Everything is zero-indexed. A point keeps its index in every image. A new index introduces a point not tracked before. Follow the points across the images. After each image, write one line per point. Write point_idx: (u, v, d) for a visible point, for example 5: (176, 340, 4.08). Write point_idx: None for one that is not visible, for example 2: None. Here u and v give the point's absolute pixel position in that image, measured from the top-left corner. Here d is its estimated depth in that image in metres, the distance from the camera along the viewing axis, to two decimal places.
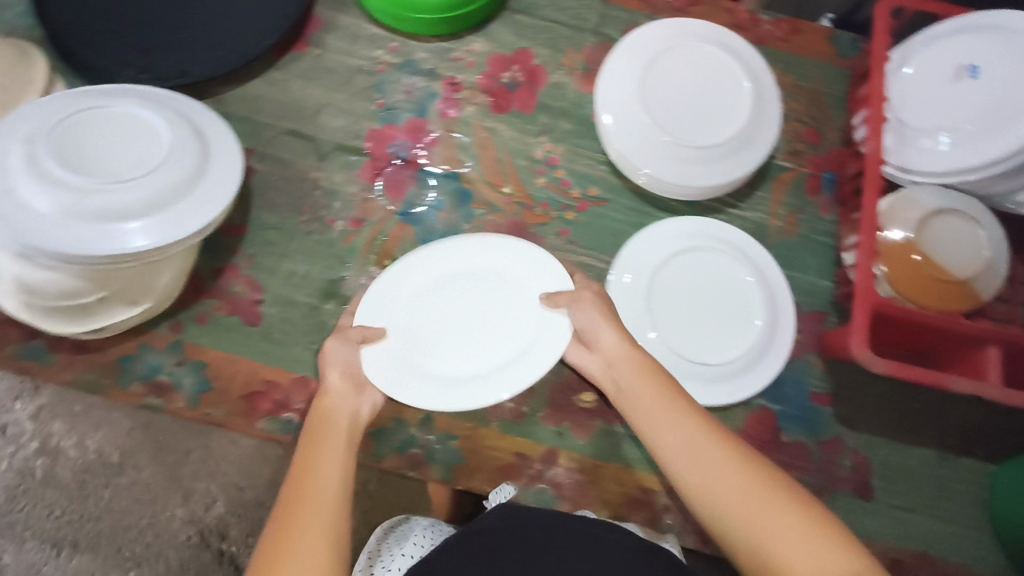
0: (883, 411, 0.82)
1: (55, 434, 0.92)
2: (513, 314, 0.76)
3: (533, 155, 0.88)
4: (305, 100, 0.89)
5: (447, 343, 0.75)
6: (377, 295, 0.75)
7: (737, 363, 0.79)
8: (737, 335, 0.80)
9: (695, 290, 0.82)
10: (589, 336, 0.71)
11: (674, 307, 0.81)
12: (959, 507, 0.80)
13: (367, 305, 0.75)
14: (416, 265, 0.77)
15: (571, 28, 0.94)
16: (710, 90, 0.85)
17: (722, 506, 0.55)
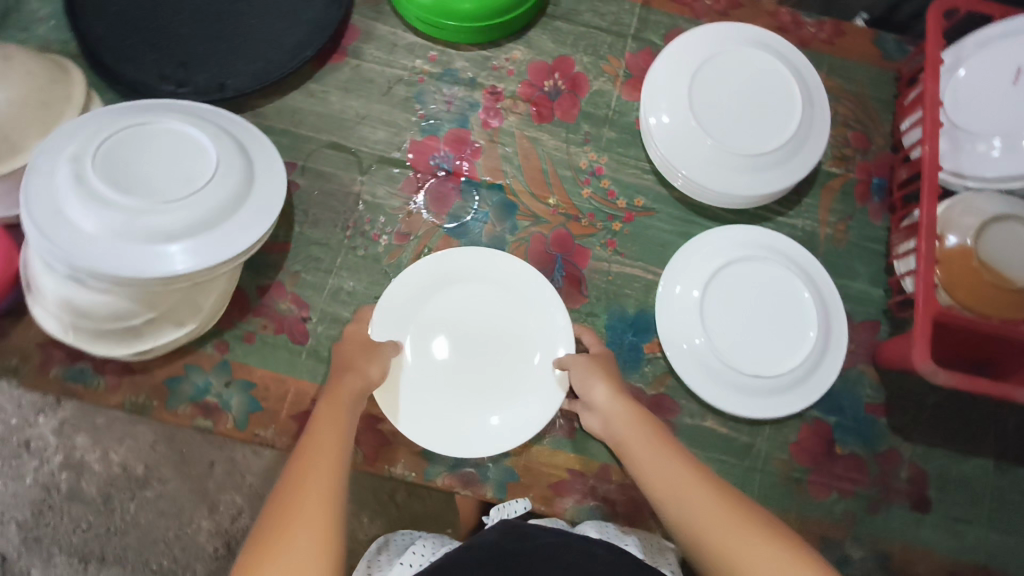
0: (939, 422, 0.81)
1: (78, 448, 0.99)
2: (522, 350, 0.78)
3: (577, 165, 0.87)
4: (344, 112, 0.87)
5: (447, 373, 0.76)
6: (395, 307, 0.77)
7: (795, 372, 0.77)
8: (791, 344, 0.79)
9: (748, 298, 0.80)
10: (585, 395, 0.73)
11: (725, 314, 0.79)
12: (1018, 518, 0.79)
13: (382, 321, 0.76)
14: (436, 283, 0.78)
15: (611, 35, 0.93)
16: (757, 95, 0.83)
17: (685, 511, 0.59)
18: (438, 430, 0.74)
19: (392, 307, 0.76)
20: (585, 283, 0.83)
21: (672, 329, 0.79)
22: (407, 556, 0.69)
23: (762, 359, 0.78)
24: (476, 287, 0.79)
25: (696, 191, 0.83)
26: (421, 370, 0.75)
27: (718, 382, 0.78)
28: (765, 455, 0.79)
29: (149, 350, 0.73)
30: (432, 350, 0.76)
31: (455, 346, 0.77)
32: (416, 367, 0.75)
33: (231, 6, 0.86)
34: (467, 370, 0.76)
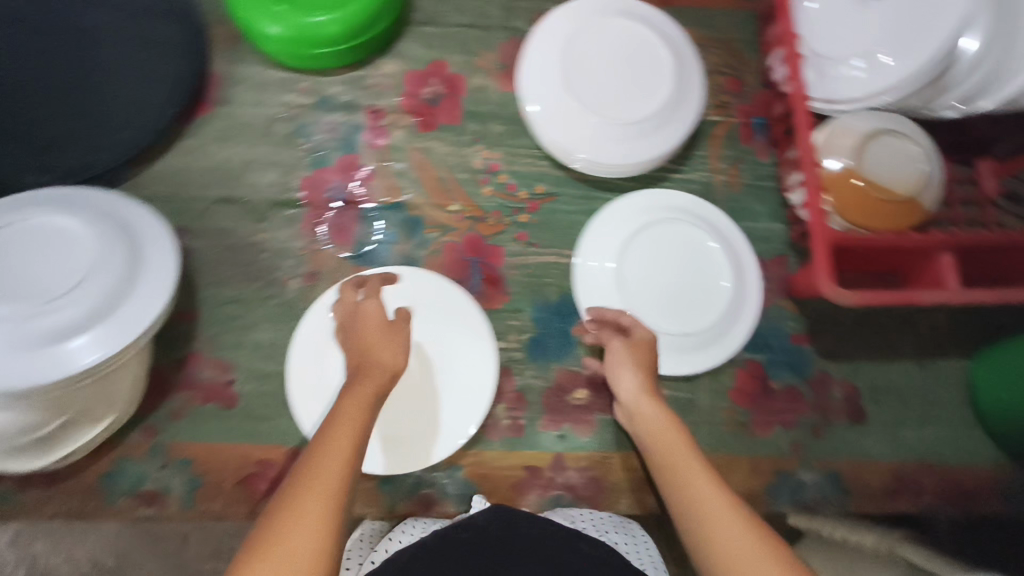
0: (858, 335, 0.86)
1: (40, 555, 0.75)
2: (447, 359, 0.78)
3: (472, 166, 0.87)
4: (227, 161, 0.84)
5: (372, 393, 0.76)
6: (314, 334, 0.76)
7: (717, 325, 0.80)
8: (709, 299, 0.81)
9: (663, 259, 0.82)
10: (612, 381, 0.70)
11: (639, 276, 0.81)
12: (945, 408, 0.85)
13: (301, 349, 0.76)
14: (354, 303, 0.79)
15: (479, 29, 0.92)
16: (629, 63, 0.84)
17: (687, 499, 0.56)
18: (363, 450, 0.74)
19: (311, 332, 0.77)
20: (505, 282, 0.83)
21: (588, 295, 0.81)
22: (393, 534, 0.69)
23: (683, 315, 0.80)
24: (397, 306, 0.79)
25: (590, 166, 0.85)
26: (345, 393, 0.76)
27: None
28: (708, 407, 0.83)
29: (72, 452, 0.71)
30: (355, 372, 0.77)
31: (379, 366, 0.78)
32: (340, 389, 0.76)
33: (80, 74, 0.80)
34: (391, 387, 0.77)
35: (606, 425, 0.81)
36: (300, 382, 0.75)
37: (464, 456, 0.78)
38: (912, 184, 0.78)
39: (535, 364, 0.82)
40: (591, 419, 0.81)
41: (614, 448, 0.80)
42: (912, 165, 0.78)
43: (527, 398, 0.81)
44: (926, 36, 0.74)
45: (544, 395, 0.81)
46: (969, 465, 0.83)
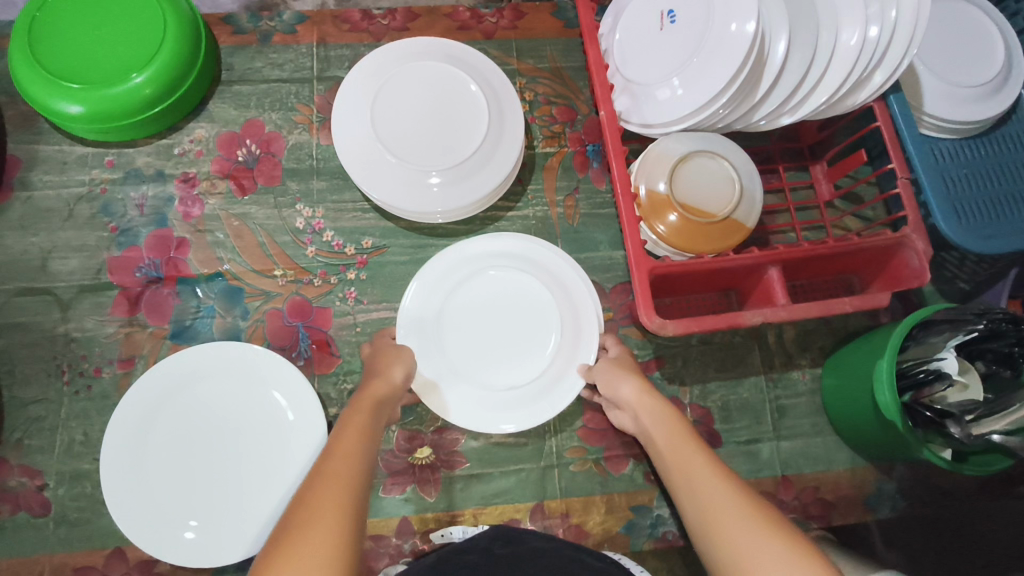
0: (707, 356, 0.84)
1: None
2: (274, 446, 0.74)
3: (294, 227, 0.84)
4: (27, 252, 0.80)
5: (189, 481, 0.72)
6: (127, 427, 0.72)
7: (547, 373, 0.77)
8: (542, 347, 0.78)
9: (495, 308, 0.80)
10: (614, 395, 0.71)
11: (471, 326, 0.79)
12: (801, 420, 0.84)
13: (112, 445, 0.71)
14: (172, 390, 0.74)
15: (295, 83, 0.90)
16: (442, 106, 0.83)
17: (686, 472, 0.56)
18: (170, 545, 0.69)
19: (123, 420, 0.72)
20: (335, 343, 0.81)
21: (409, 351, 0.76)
22: None
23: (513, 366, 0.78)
24: (222, 386, 0.75)
25: (414, 212, 0.81)
26: (160, 482, 0.72)
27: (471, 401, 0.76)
28: (557, 449, 0.80)
29: None
30: (174, 459, 0.73)
31: (200, 450, 0.73)
32: (155, 480, 0.72)
33: None
34: (212, 477, 0.73)
35: (450, 483, 0.78)
36: (111, 483, 0.70)
37: None
38: (730, 202, 0.78)
39: None
40: (436, 478, 0.78)
41: (462, 505, 0.77)
42: (728, 184, 0.78)
43: None
44: (721, 54, 0.74)
45: (383, 457, 0.78)
46: (830, 475, 0.82)
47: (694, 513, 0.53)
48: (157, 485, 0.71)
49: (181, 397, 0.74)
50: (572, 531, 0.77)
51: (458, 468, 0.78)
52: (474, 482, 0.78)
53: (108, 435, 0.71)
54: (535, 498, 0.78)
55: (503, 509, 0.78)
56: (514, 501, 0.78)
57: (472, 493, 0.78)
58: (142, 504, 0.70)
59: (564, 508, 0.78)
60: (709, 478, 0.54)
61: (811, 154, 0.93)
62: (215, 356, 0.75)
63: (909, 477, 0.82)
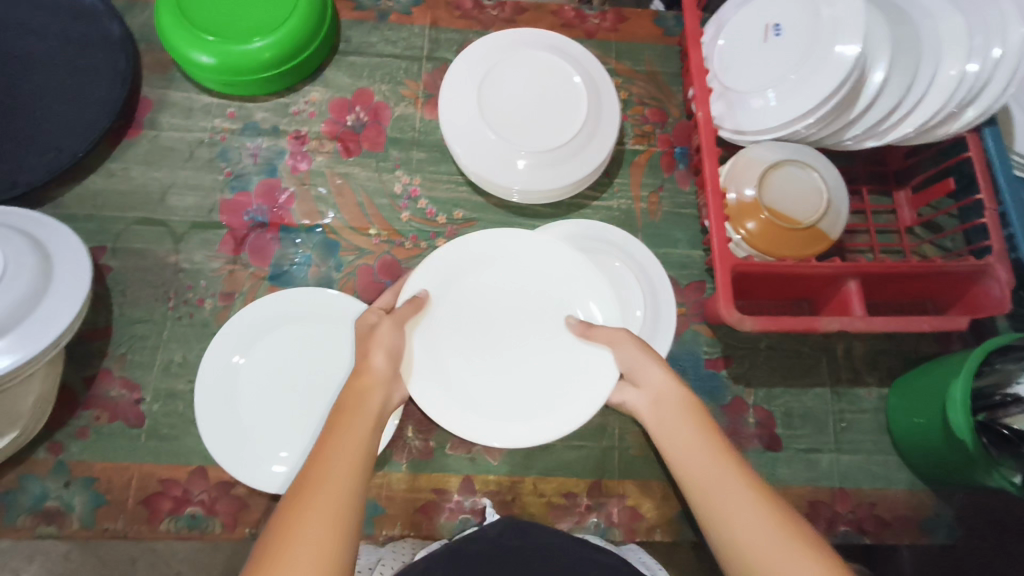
0: (774, 362, 0.87)
1: None
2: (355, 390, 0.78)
3: (392, 192, 0.89)
4: (149, 185, 0.87)
5: (274, 410, 0.76)
6: (223, 355, 0.77)
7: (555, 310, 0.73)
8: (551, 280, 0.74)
9: (516, 383, 0.71)
10: (634, 374, 0.66)
11: (476, 355, 0.72)
12: (861, 436, 0.85)
13: (208, 371, 0.76)
14: (266, 328, 0.79)
15: (405, 59, 0.95)
16: (545, 93, 0.87)
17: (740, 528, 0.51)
18: (249, 466, 0.74)
19: (223, 343, 0.78)
20: None
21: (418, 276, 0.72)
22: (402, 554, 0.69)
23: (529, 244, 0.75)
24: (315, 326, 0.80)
25: (505, 189, 0.85)
26: (248, 406, 0.76)
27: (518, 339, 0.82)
28: (620, 432, 0.82)
29: None
30: (263, 387, 0.77)
31: (287, 383, 0.78)
32: (243, 403, 0.76)
33: (11, 103, 0.85)
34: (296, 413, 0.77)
35: (515, 449, 0.81)
36: (205, 406, 0.75)
37: (371, 477, 0.79)
38: (816, 212, 0.80)
39: None
40: None
41: (523, 472, 0.80)
42: (816, 195, 0.80)
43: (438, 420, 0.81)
44: (824, 68, 0.77)
45: None
46: (885, 492, 0.83)
47: (744, 549, 0.50)
48: (245, 409, 0.76)
49: (274, 335, 0.79)
50: (627, 512, 0.80)
51: None
52: (537, 452, 0.81)
53: (207, 356, 0.77)
54: (594, 474, 0.81)
55: (562, 482, 0.80)
56: (572, 475, 0.80)
57: (534, 462, 0.81)
58: (230, 423, 0.75)
59: (621, 489, 0.80)
60: (769, 533, 0.49)
61: (896, 180, 0.94)
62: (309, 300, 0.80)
63: (967, 506, 0.82)
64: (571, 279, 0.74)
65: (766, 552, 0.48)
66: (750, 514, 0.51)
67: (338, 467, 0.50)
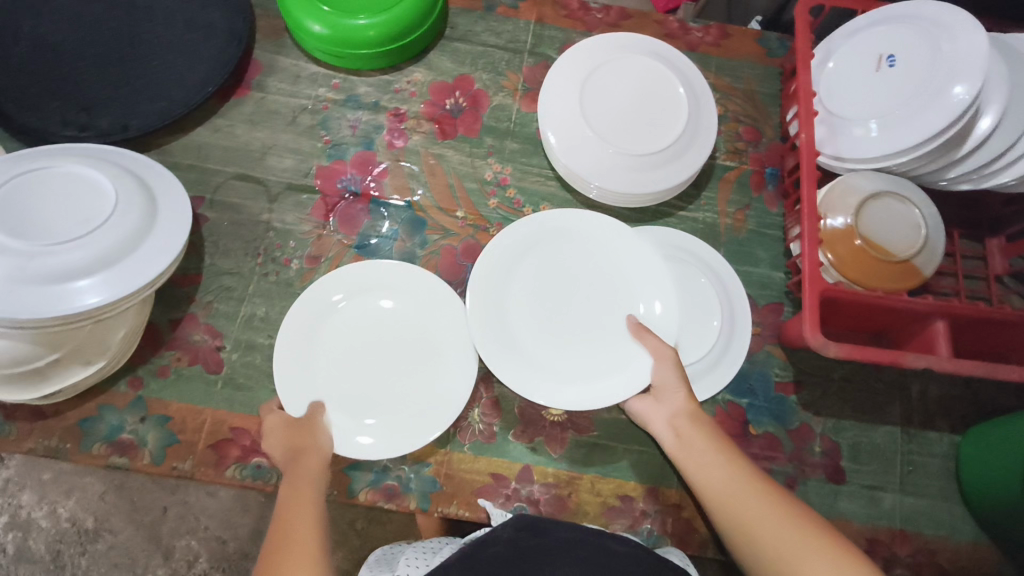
0: (846, 394, 0.85)
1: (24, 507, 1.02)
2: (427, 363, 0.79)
3: (482, 177, 0.90)
4: (251, 143, 0.89)
5: (347, 365, 0.78)
6: (310, 314, 0.78)
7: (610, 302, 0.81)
8: (618, 277, 0.81)
9: (570, 355, 0.78)
10: (658, 387, 0.74)
11: (537, 327, 0.79)
12: (929, 480, 0.83)
13: (294, 326, 0.77)
14: (352, 294, 0.80)
15: (508, 51, 0.97)
16: (648, 99, 0.87)
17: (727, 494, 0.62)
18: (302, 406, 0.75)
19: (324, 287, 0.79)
20: None
21: (496, 246, 0.80)
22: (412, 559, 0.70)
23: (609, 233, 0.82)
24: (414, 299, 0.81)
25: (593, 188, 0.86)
26: (325, 354, 0.78)
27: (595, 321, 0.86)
28: None
29: (61, 391, 0.73)
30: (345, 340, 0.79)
31: (369, 344, 0.79)
32: (321, 348, 0.78)
33: (131, 49, 0.88)
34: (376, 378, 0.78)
35: (577, 445, 0.81)
36: (288, 359, 0.76)
37: (433, 454, 0.80)
38: (910, 247, 0.79)
39: None
40: (564, 437, 0.81)
41: (581, 469, 0.81)
42: (913, 230, 0.79)
43: (503, 406, 0.82)
44: (936, 104, 0.75)
45: (520, 405, 0.82)
46: (949, 541, 0.81)
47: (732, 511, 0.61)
48: (321, 355, 0.78)
49: (360, 302, 0.80)
50: (681, 523, 0.80)
51: (586, 433, 0.82)
52: (599, 451, 0.81)
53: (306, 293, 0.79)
54: (653, 481, 0.81)
55: (618, 484, 0.80)
56: (630, 478, 0.81)
57: (594, 461, 0.81)
58: (303, 363, 0.77)
59: (678, 500, 0.80)
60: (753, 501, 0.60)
61: (989, 227, 0.92)
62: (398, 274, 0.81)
63: None
64: (643, 280, 0.80)
65: (755, 517, 0.59)
66: (736, 485, 0.62)
67: (300, 541, 0.57)
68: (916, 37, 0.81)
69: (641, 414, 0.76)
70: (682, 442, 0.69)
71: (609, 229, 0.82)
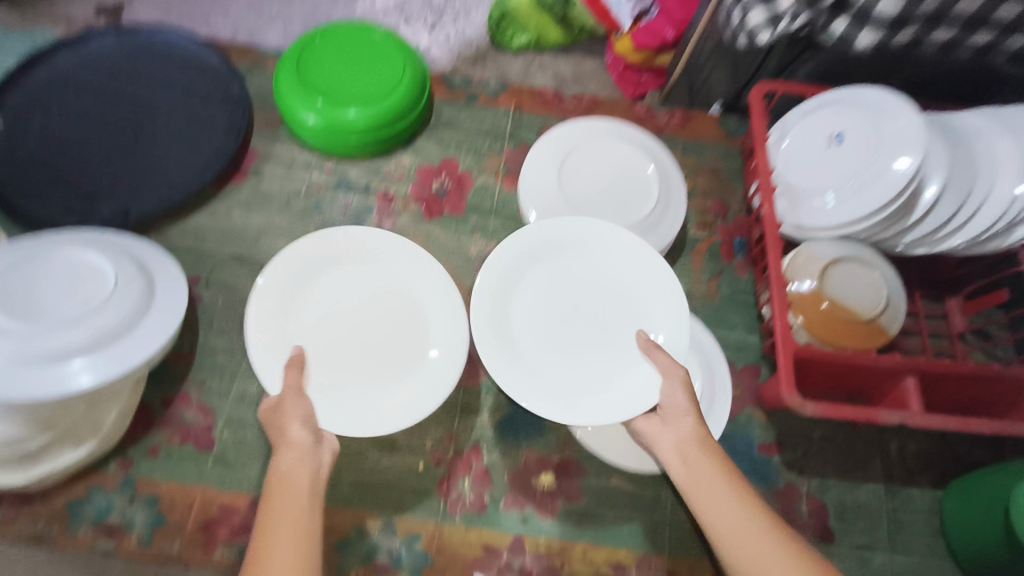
0: (827, 453, 0.87)
1: None
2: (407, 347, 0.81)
3: (468, 254, 0.96)
4: (247, 226, 0.94)
5: (322, 336, 0.79)
6: (291, 282, 0.79)
7: (615, 310, 0.82)
8: (627, 287, 0.83)
9: (573, 365, 0.80)
10: (664, 409, 0.74)
11: (542, 335, 0.81)
12: (915, 537, 0.84)
13: (269, 288, 0.78)
14: (336, 261, 0.83)
15: (489, 136, 1.04)
16: (621, 179, 0.94)
17: (742, 536, 0.60)
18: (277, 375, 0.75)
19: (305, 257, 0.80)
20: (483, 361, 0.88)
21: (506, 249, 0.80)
22: None
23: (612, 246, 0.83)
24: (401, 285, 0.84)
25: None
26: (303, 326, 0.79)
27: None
28: (672, 507, 0.83)
29: (50, 474, 0.73)
30: (322, 310, 0.80)
31: (358, 315, 0.82)
32: (301, 309, 0.80)
33: (136, 142, 0.94)
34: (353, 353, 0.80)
35: (568, 513, 0.82)
36: (268, 322, 0.77)
37: (424, 526, 0.80)
38: (872, 309, 0.84)
39: (505, 443, 0.84)
40: (554, 505, 0.82)
41: (573, 537, 0.81)
42: (874, 293, 0.85)
43: (493, 475, 0.83)
44: (884, 180, 0.82)
45: (510, 473, 0.83)
46: None
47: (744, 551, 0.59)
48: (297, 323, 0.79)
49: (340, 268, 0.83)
50: None
51: (576, 501, 0.82)
52: (590, 518, 0.82)
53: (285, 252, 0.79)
54: (644, 548, 0.81)
55: (611, 552, 0.80)
56: (622, 545, 0.81)
57: (585, 528, 0.81)
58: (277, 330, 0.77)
59: (671, 566, 0.80)
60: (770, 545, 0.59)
61: (946, 288, 0.98)
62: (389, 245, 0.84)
63: None
64: (648, 293, 0.82)
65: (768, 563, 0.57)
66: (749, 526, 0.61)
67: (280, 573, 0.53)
68: (860, 119, 0.88)
69: (645, 434, 0.76)
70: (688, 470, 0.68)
71: (614, 244, 0.83)
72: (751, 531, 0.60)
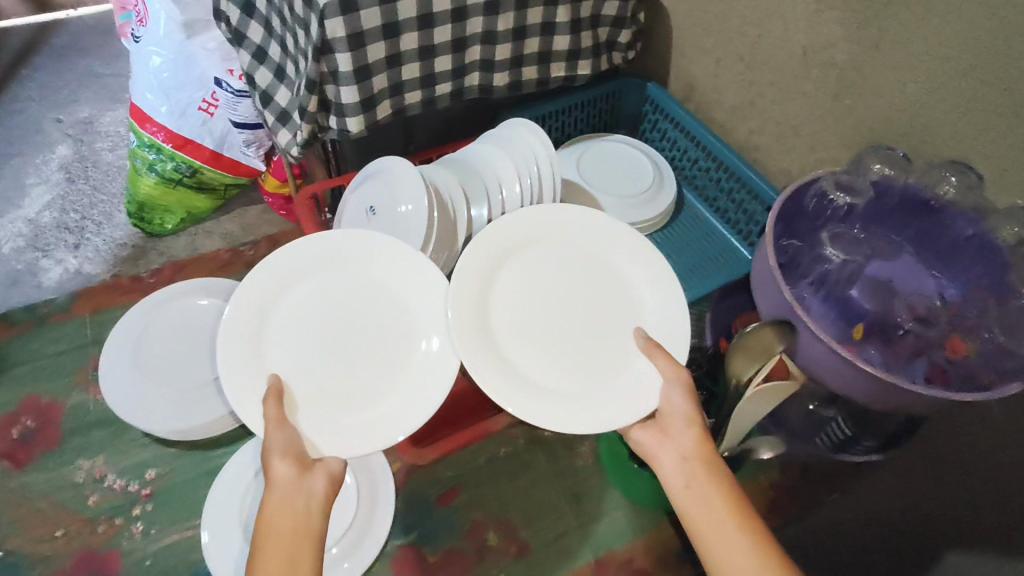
0: (494, 474, 1.01)
1: None
2: (397, 341, 0.91)
3: (75, 480, 0.97)
4: None
5: (293, 348, 0.86)
6: (278, 285, 0.88)
7: (635, 297, 0.94)
8: (621, 289, 0.94)
9: (585, 357, 0.89)
10: (668, 414, 0.80)
11: (558, 322, 0.91)
12: (589, 504, 0.99)
13: (252, 291, 0.86)
14: (335, 260, 0.91)
15: (70, 348, 1.11)
16: (200, 332, 1.00)
17: (678, 437, 0.78)
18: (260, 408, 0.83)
19: (271, 275, 0.88)
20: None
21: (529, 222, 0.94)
22: None
23: (588, 239, 0.96)
24: (388, 286, 0.93)
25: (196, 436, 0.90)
26: (279, 350, 0.86)
27: (219, 523, 0.91)
28: None
29: None
30: (295, 320, 0.88)
31: (342, 314, 0.90)
32: (285, 317, 0.88)
33: None
34: (328, 356, 0.88)
35: None
36: (247, 334, 0.85)
37: None
38: None
39: None
40: None
41: None
42: None
43: None
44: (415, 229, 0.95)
45: None
46: (619, 545, 0.96)
47: (676, 447, 0.77)
48: (273, 347, 0.86)
49: (334, 260, 0.91)
50: None
51: None
52: None
53: (267, 260, 0.88)
54: None
55: None
56: None
57: None
58: (249, 362, 0.84)
59: None
60: (694, 439, 0.77)
61: None
62: (372, 242, 0.92)
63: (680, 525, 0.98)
64: (648, 290, 0.94)
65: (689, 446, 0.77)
66: (683, 426, 0.78)
67: None
68: (379, 192, 1.02)
69: (642, 445, 0.80)
70: (696, 495, 0.73)
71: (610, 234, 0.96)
72: (683, 434, 0.78)
